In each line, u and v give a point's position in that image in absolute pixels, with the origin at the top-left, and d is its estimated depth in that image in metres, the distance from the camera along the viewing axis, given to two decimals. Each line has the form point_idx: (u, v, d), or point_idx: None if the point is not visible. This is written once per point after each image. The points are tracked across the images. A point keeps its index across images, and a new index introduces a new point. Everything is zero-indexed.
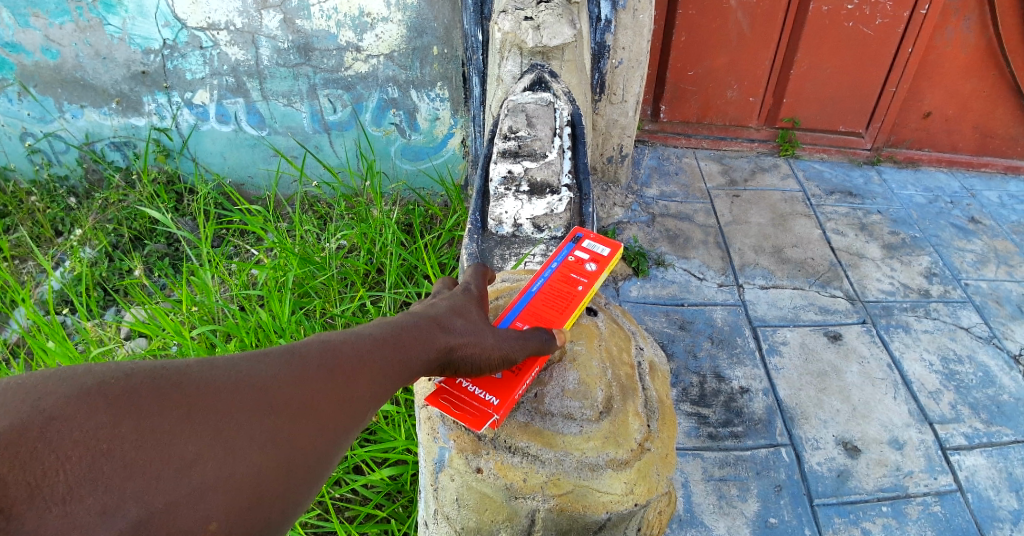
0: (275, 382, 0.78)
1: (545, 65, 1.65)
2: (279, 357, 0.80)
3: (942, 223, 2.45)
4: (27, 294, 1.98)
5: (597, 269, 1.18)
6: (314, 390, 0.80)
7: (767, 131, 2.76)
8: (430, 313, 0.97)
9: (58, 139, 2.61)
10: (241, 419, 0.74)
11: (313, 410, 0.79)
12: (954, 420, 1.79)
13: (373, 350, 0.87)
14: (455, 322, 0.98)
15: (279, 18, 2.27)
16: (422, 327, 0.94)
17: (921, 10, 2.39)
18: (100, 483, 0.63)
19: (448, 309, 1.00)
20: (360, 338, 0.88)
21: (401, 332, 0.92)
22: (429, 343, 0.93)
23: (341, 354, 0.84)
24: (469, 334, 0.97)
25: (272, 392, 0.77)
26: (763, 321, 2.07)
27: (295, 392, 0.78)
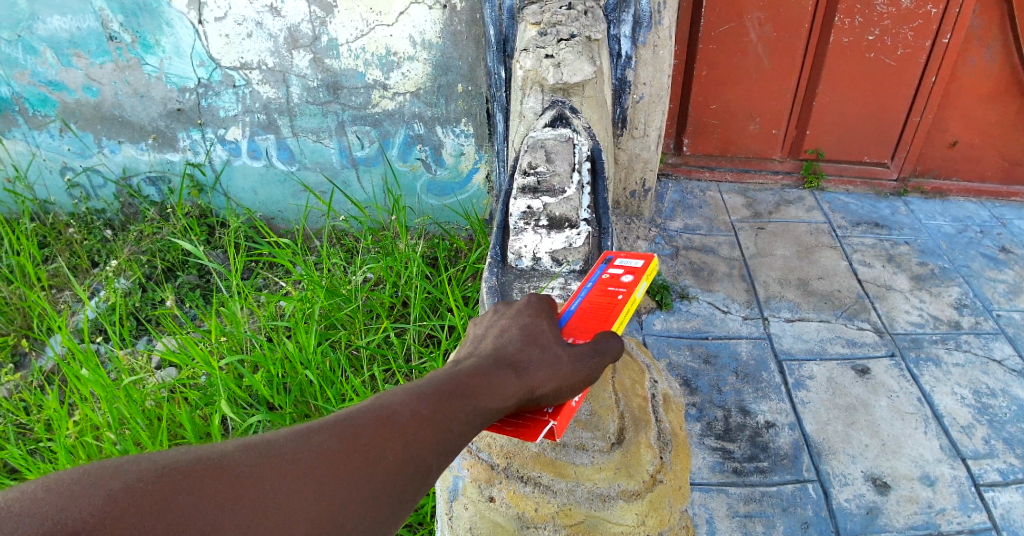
0: (334, 453, 0.78)
1: (566, 102, 1.68)
2: (337, 425, 0.81)
3: (971, 253, 2.41)
4: (63, 323, 2.04)
5: (632, 279, 1.19)
6: (376, 455, 0.80)
7: (791, 163, 2.76)
8: (497, 354, 0.98)
9: (97, 173, 2.72)
10: (305, 493, 0.74)
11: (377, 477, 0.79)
12: (988, 456, 1.74)
13: (437, 404, 0.87)
14: (527, 358, 0.98)
15: (310, 57, 2.36)
16: (490, 371, 0.94)
17: (943, 39, 2.40)
18: None
19: (517, 345, 1.00)
20: (422, 393, 0.88)
21: (467, 379, 0.92)
22: (502, 385, 0.93)
23: (401, 414, 0.84)
24: (542, 367, 0.97)
25: (333, 461, 0.78)
26: (789, 354, 2.04)
27: (357, 459, 0.79)
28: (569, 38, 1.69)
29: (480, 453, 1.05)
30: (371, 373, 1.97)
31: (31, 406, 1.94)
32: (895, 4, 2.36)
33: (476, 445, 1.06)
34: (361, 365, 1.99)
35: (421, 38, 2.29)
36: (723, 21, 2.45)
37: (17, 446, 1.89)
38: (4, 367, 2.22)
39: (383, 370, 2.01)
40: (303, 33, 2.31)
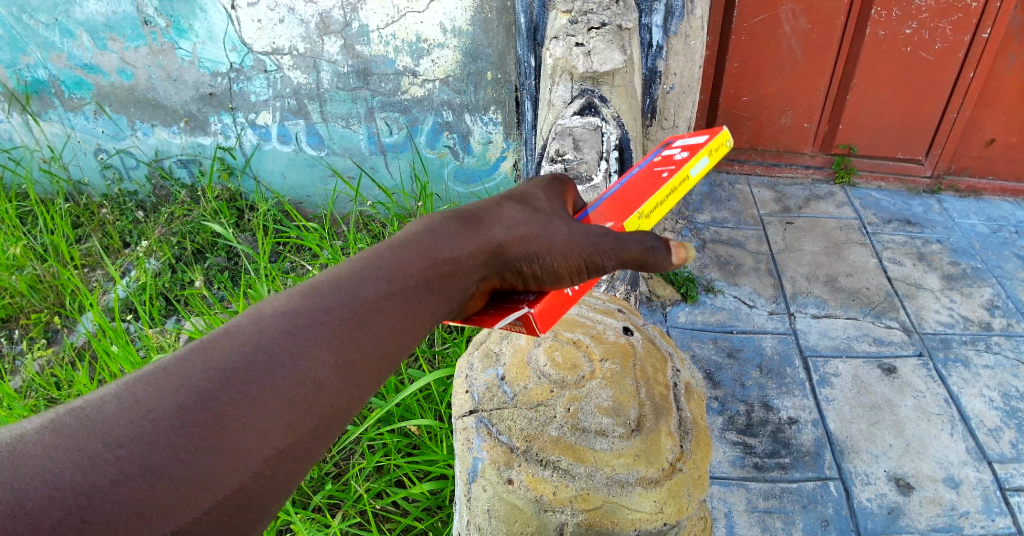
0: (280, 338, 0.71)
1: (595, 90, 1.66)
2: (273, 310, 0.73)
3: (1005, 253, 2.35)
4: (95, 300, 2.09)
5: (687, 155, 1.06)
6: (329, 336, 0.73)
7: (822, 158, 2.72)
8: (459, 225, 0.90)
9: (130, 155, 2.78)
10: (255, 385, 0.67)
11: (335, 357, 0.73)
12: (1015, 460, 1.71)
13: (391, 281, 0.80)
14: (495, 228, 0.92)
15: (340, 43, 2.38)
16: (452, 245, 0.87)
17: (983, 34, 2.34)
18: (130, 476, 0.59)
19: (484, 217, 0.93)
20: (369, 268, 0.80)
21: (423, 252, 0.85)
22: (469, 258, 0.88)
23: (350, 295, 0.77)
24: (522, 236, 0.91)
25: (281, 345, 0.70)
26: (814, 351, 2.02)
27: (311, 340, 0.72)
28: (599, 26, 1.69)
29: (500, 436, 1.07)
30: None
31: (64, 381, 2.00)
32: None
33: (496, 428, 1.08)
34: None
35: (451, 25, 2.29)
36: (756, 13, 2.41)
37: (50, 418, 1.95)
38: (39, 343, 2.29)
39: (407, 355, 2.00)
40: (334, 19, 2.33)
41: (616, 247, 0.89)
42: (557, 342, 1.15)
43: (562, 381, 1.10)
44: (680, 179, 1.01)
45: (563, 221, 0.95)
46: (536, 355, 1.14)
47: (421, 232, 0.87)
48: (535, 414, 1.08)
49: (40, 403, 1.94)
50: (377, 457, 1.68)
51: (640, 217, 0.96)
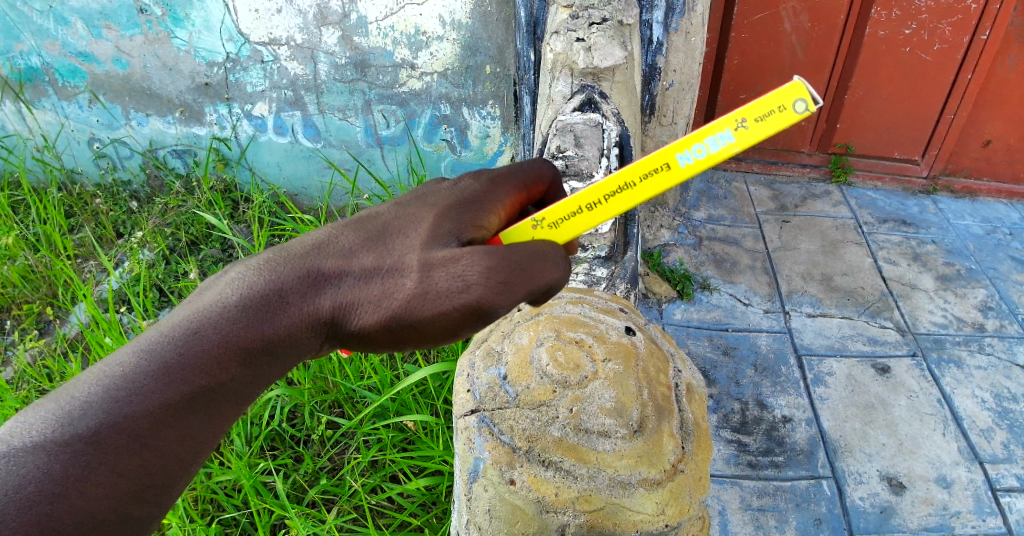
0: (76, 462, 0.74)
1: (596, 86, 1.65)
2: (76, 421, 0.75)
3: (999, 255, 2.37)
4: (89, 291, 2.07)
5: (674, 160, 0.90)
6: (129, 449, 0.77)
7: (819, 157, 2.72)
8: (290, 285, 0.82)
9: (124, 145, 2.75)
10: (56, 512, 0.73)
11: (145, 460, 0.78)
12: (1006, 461, 1.72)
13: (205, 375, 0.80)
14: (335, 284, 0.83)
15: (339, 35, 2.36)
16: (278, 318, 0.82)
17: (982, 36, 2.34)
18: None
19: (324, 263, 0.83)
20: (168, 366, 0.79)
21: (238, 336, 0.81)
22: (304, 327, 0.83)
23: (150, 399, 0.77)
24: (370, 292, 0.83)
25: (79, 468, 0.74)
26: (809, 349, 2.03)
27: (113, 457, 0.76)
28: (601, 22, 1.68)
29: (502, 436, 1.07)
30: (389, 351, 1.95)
31: (56, 373, 1.98)
32: None
33: (498, 428, 1.09)
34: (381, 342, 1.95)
35: (451, 18, 2.27)
36: (757, 10, 2.40)
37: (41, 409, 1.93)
38: (31, 334, 2.27)
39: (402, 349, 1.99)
40: (332, 10, 2.31)
41: (500, 287, 0.81)
42: (560, 341, 1.13)
43: (565, 381, 1.09)
44: (656, 171, 0.90)
45: (418, 251, 0.83)
46: (538, 354, 1.12)
47: (245, 298, 0.81)
48: (537, 414, 1.07)
49: (32, 395, 1.92)
50: (372, 451, 1.68)
51: (536, 225, 0.92)
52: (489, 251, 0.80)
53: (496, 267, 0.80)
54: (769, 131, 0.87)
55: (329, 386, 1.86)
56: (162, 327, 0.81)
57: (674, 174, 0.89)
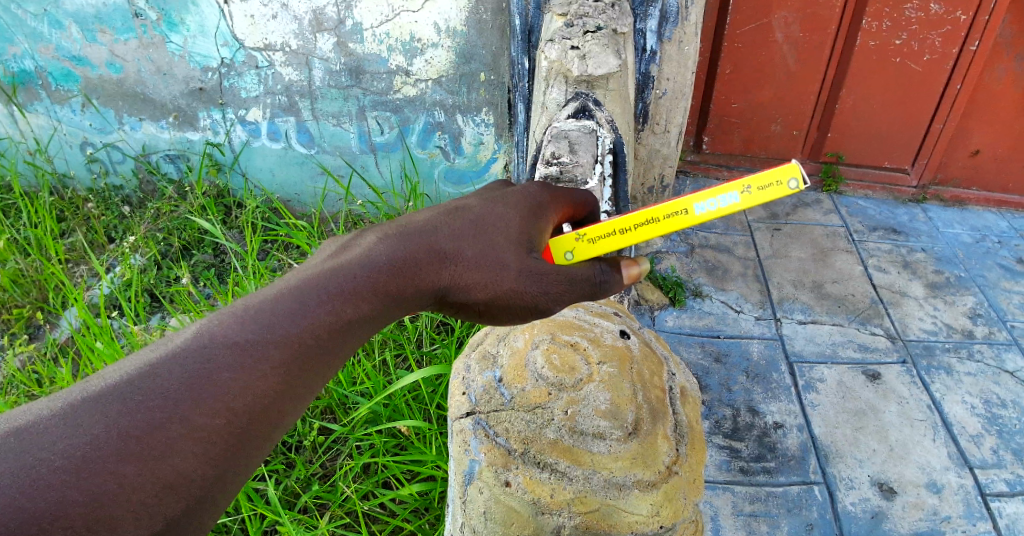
0: (185, 385, 0.73)
1: (590, 94, 1.66)
2: (221, 337, 0.77)
3: (988, 263, 2.40)
4: (80, 295, 2.06)
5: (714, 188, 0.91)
6: (243, 386, 0.76)
7: (810, 165, 2.74)
8: (404, 255, 0.90)
9: (116, 149, 2.75)
10: (184, 425, 0.71)
11: (279, 387, 0.78)
12: (996, 466, 1.74)
13: (343, 316, 0.84)
14: (440, 261, 0.92)
15: (334, 41, 2.37)
16: (388, 282, 0.88)
17: (971, 46, 2.37)
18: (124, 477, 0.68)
19: (434, 242, 0.92)
20: (291, 310, 0.81)
21: (353, 288, 0.85)
22: (406, 295, 0.90)
23: (299, 328, 0.81)
24: (474, 277, 0.92)
25: (188, 390, 0.73)
26: (800, 356, 2.04)
27: (221, 390, 0.74)
28: (595, 30, 1.70)
29: (497, 438, 1.07)
30: (382, 358, 1.95)
31: (46, 378, 1.96)
32: (925, 9, 2.33)
33: (493, 430, 1.09)
34: (373, 349, 1.95)
35: (445, 25, 2.29)
36: (750, 20, 2.43)
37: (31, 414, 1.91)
38: (20, 338, 2.25)
39: (395, 355, 1.98)
40: (327, 16, 2.31)
41: (569, 295, 0.95)
42: (555, 344, 1.14)
43: (560, 383, 1.10)
44: (671, 215, 0.93)
45: (515, 251, 0.93)
46: (533, 357, 1.13)
47: (372, 256, 0.88)
48: (533, 416, 1.08)
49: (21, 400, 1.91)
50: (365, 457, 1.67)
51: (577, 238, 0.97)
52: (565, 271, 0.94)
53: (568, 281, 0.94)
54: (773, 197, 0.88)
55: (321, 392, 1.86)
56: (293, 280, 0.85)
57: (686, 221, 0.92)
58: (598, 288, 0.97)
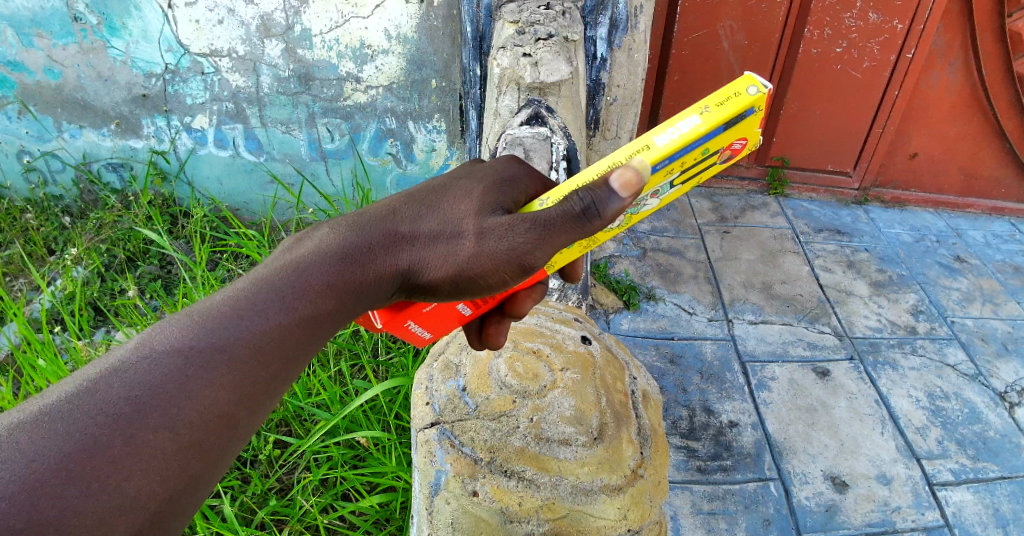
0: (143, 388, 0.73)
1: (541, 101, 1.67)
2: (183, 332, 0.78)
3: (928, 261, 2.51)
4: (19, 310, 1.96)
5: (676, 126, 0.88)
6: (202, 387, 0.76)
7: (757, 170, 2.82)
8: (362, 242, 0.92)
9: (55, 158, 2.62)
10: (151, 420, 0.72)
11: (245, 378, 0.79)
12: (941, 456, 1.81)
13: (306, 304, 0.85)
14: (398, 245, 0.92)
15: (282, 47, 2.32)
16: (346, 270, 0.89)
17: (908, 54, 2.48)
18: (99, 480, 0.67)
19: (389, 227, 0.93)
20: (248, 305, 0.82)
21: (310, 280, 0.87)
22: (367, 283, 0.90)
23: (261, 321, 0.82)
24: (433, 254, 0.92)
25: (156, 387, 0.73)
26: (752, 356, 2.09)
27: (176, 392, 0.74)
28: (546, 37, 1.71)
29: (463, 447, 1.07)
30: (337, 369, 1.91)
31: None
32: (864, 19, 2.43)
33: (458, 440, 1.08)
34: (328, 360, 1.93)
35: (396, 32, 2.27)
36: (697, 28, 2.48)
37: None
38: None
39: (351, 366, 1.95)
40: (275, 22, 2.27)
41: (546, 241, 0.88)
42: (517, 352, 1.15)
43: (525, 390, 1.10)
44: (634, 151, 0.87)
45: (473, 218, 0.92)
46: (496, 365, 1.14)
47: (332, 246, 0.90)
48: (498, 424, 1.08)
49: None
50: (323, 470, 1.64)
51: (542, 203, 0.93)
52: (531, 215, 0.88)
53: (542, 226, 0.87)
54: (731, 111, 0.86)
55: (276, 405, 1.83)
56: (249, 277, 0.86)
57: (651, 155, 0.86)
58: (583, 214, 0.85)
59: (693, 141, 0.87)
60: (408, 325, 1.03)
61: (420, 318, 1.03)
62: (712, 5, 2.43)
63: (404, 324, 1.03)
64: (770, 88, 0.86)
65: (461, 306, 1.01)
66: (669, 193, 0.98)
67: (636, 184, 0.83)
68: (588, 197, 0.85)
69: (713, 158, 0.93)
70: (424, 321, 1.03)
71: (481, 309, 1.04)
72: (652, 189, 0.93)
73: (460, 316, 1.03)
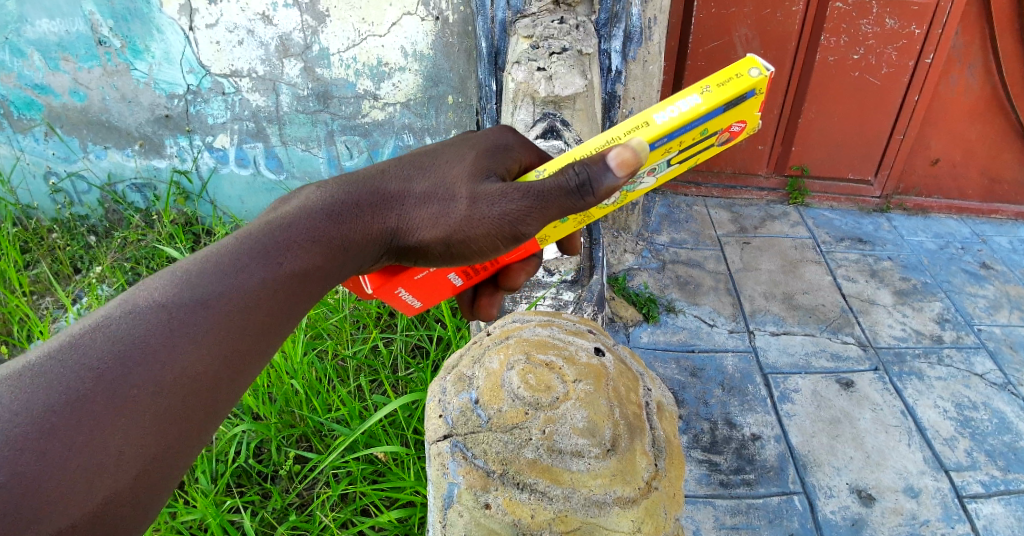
0: (125, 343, 0.76)
1: (557, 114, 1.74)
2: (167, 289, 0.81)
3: (953, 268, 2.46)
4: (44, 328, 1.99)
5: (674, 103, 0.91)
6: (185, 342, 0.79)
7: (776, 180, 2.80)
8: (350, 201, 0.95)
9: (81, 179, 2.69)
10: (134, 373, 0.75)
11: (230, 334, 0.82)
12: (970, 468, 1.77)
13: (293, 263, 0.89)
14: (389, 205, 0.96)
15: (300, 66, 2.37)
16: (333, 228, 0.93)
17: (926, 59, 2.46)
18: (80, 433, 0.70)
19: (379, 186, 0.97)
20: (232, 262, 0.85)
21: (295, 238, 0.90)
22: (353, 242, 0.94)
23: (245, 279, 0.85)
24: (425, 214, 0.96)
25: (140, 342, 0.76)
26: (774, 368, 2.06)
27: (160, 347, 0.77)
28: (561, 52, 1.70)
29: (475, 460, 1.06)
30: (356, 384, 1.92)
31: None
32: (880, 24, 2.41)
33: (471, 452, 1.08)
34: (349, 377, 1.94)
35: (413, 49, 2.30)
36: (712, 38, 2.47)
37: None
38: None
39: (370, 381, 1.96)
40: (294, 42, 2.31)
41: (539, 210, 0.91)
42: (530, 364, 1.14)
43: (537, 402, 1.09)
44: (633, 128, 0.89)
45: (467, 181, 0.96)
46: (508, 377, 1.13)
47: (319, 207, 0.94)
48: (511, 437, 1.07)
49: None
50: (342, 485, 1.64)
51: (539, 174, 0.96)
52: (525, 184, 0.91)
53: (535, 196, 0.90)
54: (733, 93, 0.89)
55: (297, 420, 1.83)
56: (233, 235, 0.89)
57: (651, 131, 0.89)
58: (576, 190, 0.89)
59: (694, 119, 0.89)
60: (399, 293, 1.08)
61: (411, 282, 1.07)
62: (727, 14, 2.42)
63: (397, 291, 1.08)
64: (772, 70, 0.90)
65: (452, 276, 1.07)
66: (665, 173, 1.00)
67: (633, 163, 0.86)
68: (584, 173, 0.88)
69: (711, 139, 0.96)
70: (417, 289, 1.08)
71: (472, 280, 1.09)
72: (649, 167, 0.95)
73: (452, 286, 1.09)
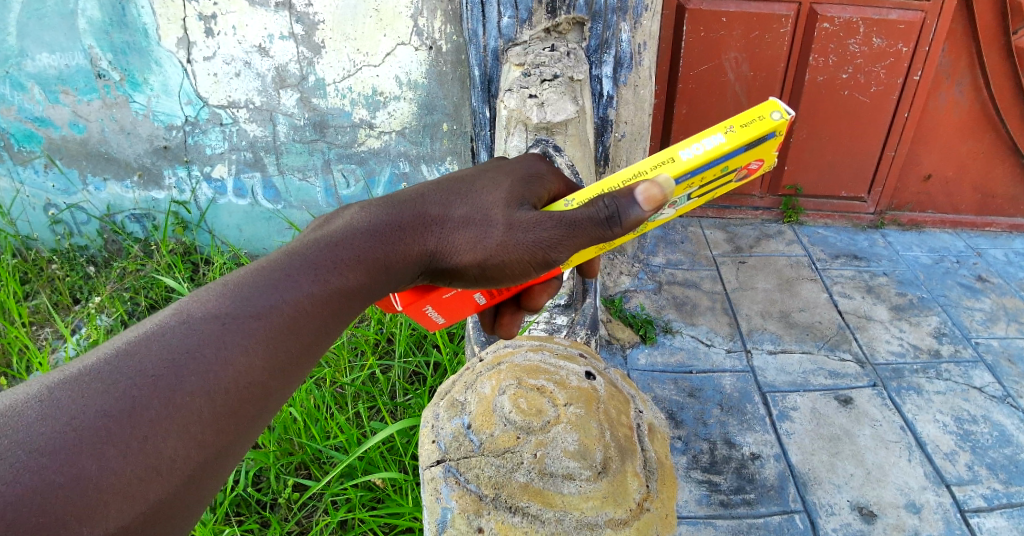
0: (179, 351, 0.75)
1: (549, 140, 1.66)
2: (219, 301, 0.80)
3: (948, 282, 2.48)
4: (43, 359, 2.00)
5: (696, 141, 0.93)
6: (236, 354, 0.78)
7: (770, 199, 2.83)
8: (394, 222, 0.95)
9: (81, 210, 2.71)
10: (188, 381, 0.74)
11: (278, 348, 0.81)
12: (971, 482, 1.76)
13: (340, 279, 0.88)
14: (429, 228, 0.96)
15: (297, 97, 2.40)
16: (376, 247, 0.93)
17: (914, 77, 2.50)
18: (138, 438, 0.69)
19: (420, 210, 0.97)
20: (282, 275, 0.85)
21: (342, 255, 0.90)
22: (395, 262, 0.94)
23: (295, 292, 0.84)
24: (462, 238, 0.96)
25: (194, 351, 0.75)
26: (772, 386, 2.06)
27: (212, 357, 0.76)
28: (552, 78, 1.75)
29: (468, 484, 1.07)
30: (355, 411, 1.93)
31: None
32: (868, 44, 2.45)
33: (464, 477, 1.08)
34: (347, 405, 1.94)
35: (407, 78, 2.34)
36: (702, 61, 2.51)
37: None
38: None
39: (368, 408, 1.97)
40: (290, 73, 2.35)
41: (570, 238, 0.92)
42: (521, 389, 1.15)
43: (528, 426, 1.10)
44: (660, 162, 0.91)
45: (503, 209, 0.97)
46: (501, 402, 1.14)
47: (364, 226, 0.94)
48: (502, 461, 1.08)
49: None
50: (341, 512, 1.64)
51: (568, 203, 0.97)
52: (558, 213, 0.93)
53: (568, 225, 0.91)
54: (755, 134, 0.91)
55: (295, 449, 1.83)
56: (282, 250, 0.88)
57: (675, 167, 0.90)
58: (609, 219, 0.89)
59: (717, 157, 0.91)
60: (426, 310, 1.06)
61: (442, 299, 1.05)
62: (715, 38, 2.47)
63: (424, 307, 1.06)
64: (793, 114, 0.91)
65: (478, 294, 1.06)
66: (685, 206, 1.01)
67: (659, 200, 0.87)
68: (613, 205, 0.89)
69: (730, 175, 0.98)
70: (444, 305, 1.07)
71: (495, 299, 1.08)
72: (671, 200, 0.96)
73: (475, 304, 1.08)
